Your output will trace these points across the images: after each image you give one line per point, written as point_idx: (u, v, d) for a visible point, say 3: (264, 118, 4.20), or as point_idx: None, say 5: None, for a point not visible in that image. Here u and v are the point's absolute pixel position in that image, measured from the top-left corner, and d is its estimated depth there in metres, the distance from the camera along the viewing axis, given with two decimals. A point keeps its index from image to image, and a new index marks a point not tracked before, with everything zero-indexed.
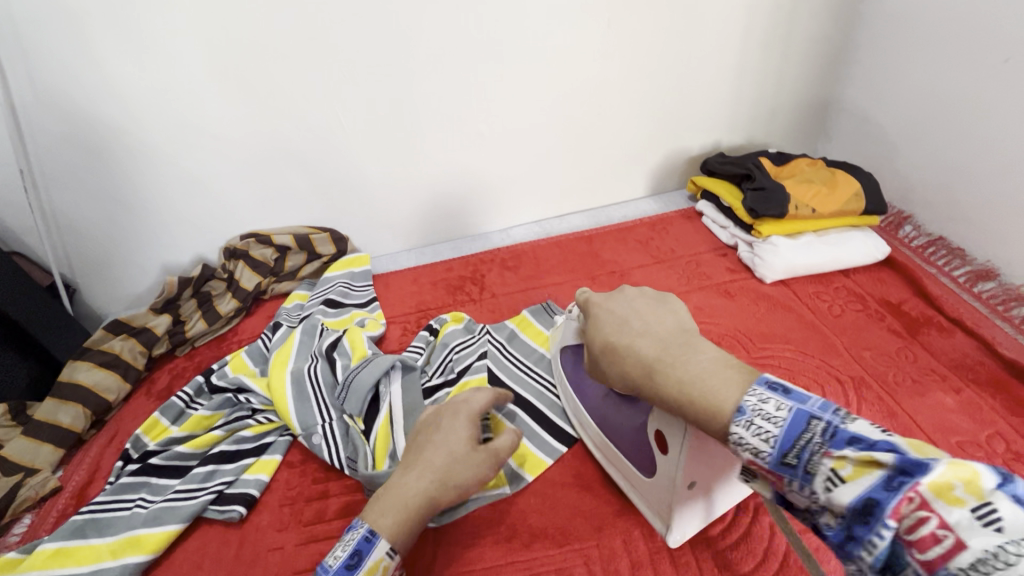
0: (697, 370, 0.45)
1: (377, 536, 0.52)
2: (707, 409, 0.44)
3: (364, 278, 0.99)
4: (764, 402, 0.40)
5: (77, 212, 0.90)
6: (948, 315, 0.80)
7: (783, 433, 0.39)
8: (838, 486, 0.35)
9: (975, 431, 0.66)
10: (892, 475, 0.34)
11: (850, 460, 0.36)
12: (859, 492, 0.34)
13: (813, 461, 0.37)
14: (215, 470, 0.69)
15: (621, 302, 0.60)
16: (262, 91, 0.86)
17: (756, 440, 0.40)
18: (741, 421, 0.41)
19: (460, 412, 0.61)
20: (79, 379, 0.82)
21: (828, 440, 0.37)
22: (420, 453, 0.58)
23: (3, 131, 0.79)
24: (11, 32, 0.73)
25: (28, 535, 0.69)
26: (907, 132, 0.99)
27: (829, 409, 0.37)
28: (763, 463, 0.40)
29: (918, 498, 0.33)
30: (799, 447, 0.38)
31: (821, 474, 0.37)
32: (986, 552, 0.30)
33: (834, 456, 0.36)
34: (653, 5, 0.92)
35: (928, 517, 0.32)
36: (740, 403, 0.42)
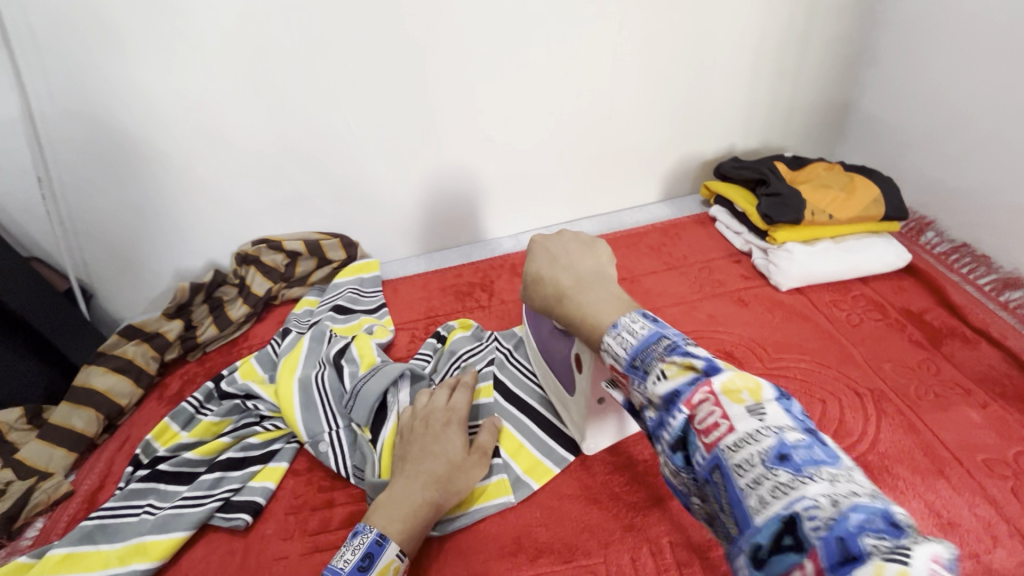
0: (633, 339, 0.46)
1: (387, 540, 0.54)
2: (633, 377, 0.45)
3: (374, 284, 0.99)
4: (689, 373, 0.41)
5: (93, 218, 0.91)
6: (972, 325, 0.77)
7: (637, 344, 0.46)
8: (660, 380, 0.42)
9: (1002, 448, 0.63)
10: (699, 376, 0.40)
11: (676, 362, 0.42)
12: (673, 387, 0.41)
13: (650, 363, 0.44)
14: (222, 477, 0.69)
15: (558, 243, 0.64)
16: (273, 98, 0.86)
17: (616, 347, 0.47)
18: (614, 334, 0.48)
19: (449, 422, 0.65)
20: (93, 383, 0.83)
21: (669, 350, 0.43)
22: (416, 462, 0.61)
23: (22, 140, 0.81)
24: (29, 43, 0.74)
25: (40, 539, 0.70)
26: (929, 134, 0.96)
27: (744, 390, 0.39)
28: (619, 367, 0.47)
29: (710, 393, 0.39)
30: (646, 354, 0.44)
31: (654, 374, 0.43)
32: (746, 434, 0.36)
33: (667, 361, 0.43)
34: (666, 7, 0.91)
35: (714, 409, 0.39)
36: (616, 321, 0.49)
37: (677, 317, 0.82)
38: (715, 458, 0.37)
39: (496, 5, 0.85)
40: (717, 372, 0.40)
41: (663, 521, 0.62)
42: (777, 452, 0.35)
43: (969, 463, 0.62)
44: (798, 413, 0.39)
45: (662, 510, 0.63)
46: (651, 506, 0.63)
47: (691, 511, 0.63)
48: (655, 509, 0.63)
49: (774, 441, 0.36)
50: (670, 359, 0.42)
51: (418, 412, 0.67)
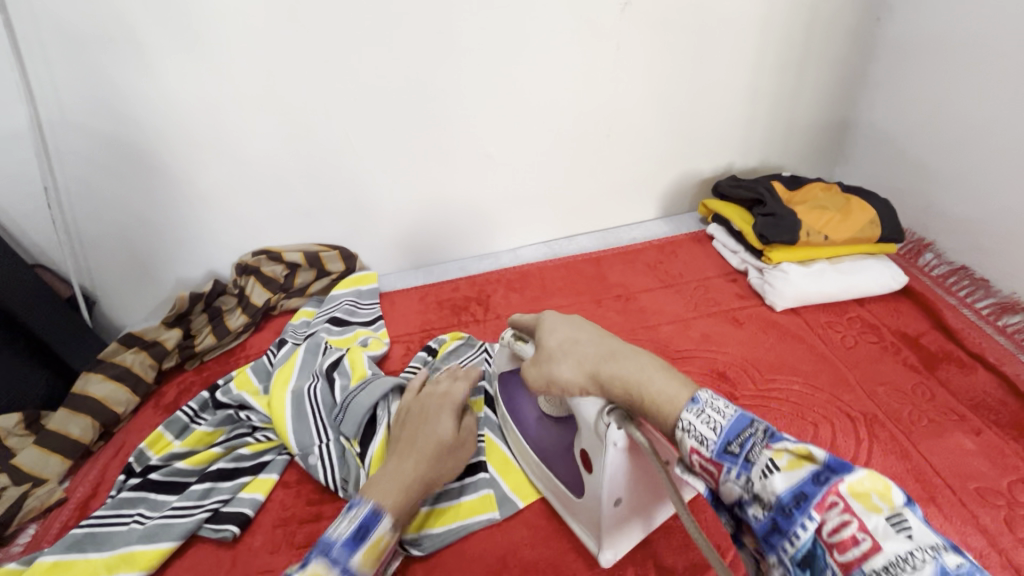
0: (720, 418, 0.45)
1: (382, 512, 0.55)
2: (726, 463, 0.44)
3: (371, 296, 0.99)
4: (804, 468, 0.41)
5: (97, 227, 0.93)
6: (969, 350, 0.76)
7: (728, 426, 0.44)
8: (774, 475, 0.41)
9: (995, 477, 0.63)
10: (821, 472, 0.40)
11: (787, 452, 0.42)
12: (793, 484, 0.40)
13: (751, 450, 0.43)
14: (211, 488, 0.69)
15: (572, 317, 0.62)
16: (277, 113, 0.88)
17: (701, 426, 0.45)
18: (692, 409, 0.47)
19: (445, 404, 0.66)
20: (90, 391, 0.84)
21: (767, 439, 0.44)
22: (412, 440, 0.62)
23: (30, 149, 0.83)
24: (39, 55, 0.76)
25: (31, 545, 0.71)
26: (928, 156, 0.96)
27: (875, 495, 0.39)
28: (705, 453, 0.45)
29: (839, 497, 0.39)
30: (743, 438, 0.44)
31: (759, 464, 0.42)
32: (895, 555, 0.36)
33: (773, 449, 0.42)
34: (665, 27, 0.92)
35: (849, 520, 0.38)
36: (695, 394, 0.48)
37: (671, 335, 0.82)
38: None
39: (497, 24, 0.86)
40: (841, 469, 0.40)
41: (650, 543, 0.62)
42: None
43: (962, 493, 0.61)
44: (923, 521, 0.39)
45: (650, 533, 0.62)
46: (638, 528, 0.63)
47: (678, 537, 0.62)
48: (642, 531, 0.63)
49: (933, 567, 0.35)
50: (775, 448, 0.43)
51: (418, 395, 0.69)
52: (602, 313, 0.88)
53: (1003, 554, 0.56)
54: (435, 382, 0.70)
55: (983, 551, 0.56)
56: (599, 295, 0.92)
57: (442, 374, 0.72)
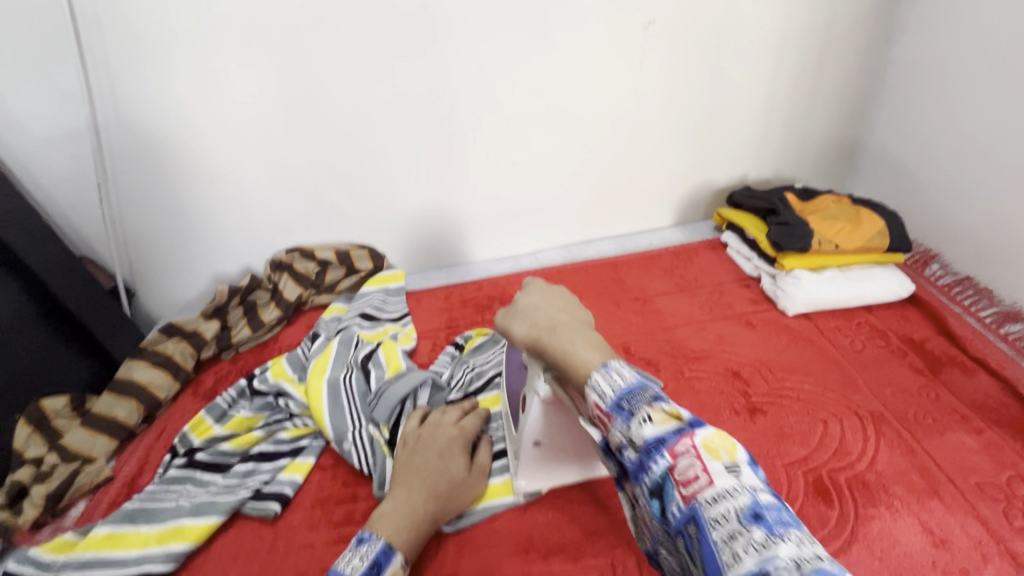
0: (619, 381, 0.47)
1: (394, 551, 0.57)
2: (616, 416, 0.45)
3: (398, 294, 1.04)
4: (673, 422, 0.43)
5: (142, 223, 0.98)
6: (972, 355, 0.80)
7: (624, 388, 0.46)
8: (645, 424, 0.43)
9: (996, 473, 0.66)
10: (683, 426, 0.43)
11: (661, 409, 0.44)
12: (658, 433, 0.43)
13: (637, 406, 0.45)
14: (254, 468, 0.74)
15: (556, 291, 0.65)
16: (316, 119, 0.93)
17: (603, 385, 0.47)
18: (602, 372, 0.49)
19: (456, 441, 0.68)
20: (134, 376, 0.89)
21: (653, 399, 0.45)
22: (420, 473, 0.64)
23: (87, 148, 0.88)
24: (101, 61, 0.82)
25: (82, 519, 0.75)
26: (936, 170, 0.99)
27: (722, 448, 0.42)
28: (602, 406, 0.47)
29: (690, 445, 0.42)
30: (632, 399, 0.45)
31: (639, 418, 0.44)
32: (724, 489, 0.39)
33: (655, 408, 0.44)
34: (685, 44, 0.97)
35: (694, 462, 0.41)
36: (606, 361, 0.50)
37: (686, 336, 0.86)
38: (692, 509, 0.40)
39: (525, 38, 0.91)
40: (700, 425, 0.43)
41: None
42: (752, 511, 0.38)
43: (963, 486, 0.65)
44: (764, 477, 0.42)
45: None
46: None
47: None
48: None
49: (749, 501, 0.38)
50: (656, 405, 0.44)
51: (428, 423, 0.70)
52: (621, 314, 0.92)
53: (1001, 542, 0.60)
54: (443, 412, 0.72)
55: (983, 540, 0.60)
56: (617, 297, 0.96)
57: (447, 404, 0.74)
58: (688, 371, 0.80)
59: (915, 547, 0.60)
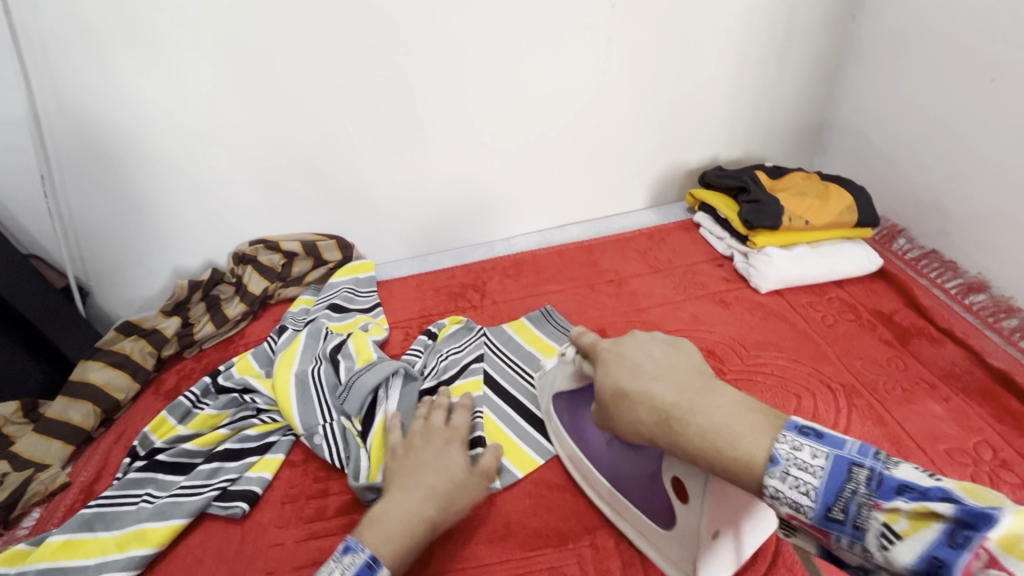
0: (814, 477, 0.40)
1: (378, 564, 0.52)
2: (833, 529, 0.39)
3: (369, 284, 1.01)
4: (929, 525, 0.34)
5: (92, 217, 0.93)
6: (938, 325, 0.82)
7: (822, 486, 0.39)
8: (891, 541, 0.35)
9: (963, 439, 0.67)
10: (947, 526, 0.33)
11: (900, 510, 0.35)
12: (918, 550, 0.34)
13: (860, 514, 0.37)
14: (219, 467, 0.71)
15: (635, 344, 0.59)
16: (274, 103, 0.89)
17: (794, 495, 0.40)
18: (776, 473, 0.42)
19: (449, 443, 0.65)
20: (90, 377, 0.84)
21: (873, 490, 0.37)
22: (414, 476, 0.60)
23: (27, 138, 0.83)
24: (36, 44, 0.76)
25: (37, 528, 0.71)
26: (901, 146, 1.01)
27: None
28: (805, 520, 0.40)
29: (982, 551, 0.32)
30: (842, 501, 0.38)
31: (873, 529, 0.36)
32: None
33: (884, 509, 0.36)
34: (654, 21, 0.95)
35: (998, 575, 0.31)
36: (773, 452, 0.42)
37: (661, 317, 0.86)
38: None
39: (490, 16, 0.88)
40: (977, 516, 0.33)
41: None
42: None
43: (933, 453, 0.66)
44: None
45: None
46: None
47: None
48: None
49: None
50: (884, 504, 0.36)
51: (416, 429, 0.67)
52: (596, 298, 0.91)
53: None
54: (428, 415, 0.69)
55: None
56: (592, 281, 0.95)
57: (427, 405, 0.70)
58: None
59: None
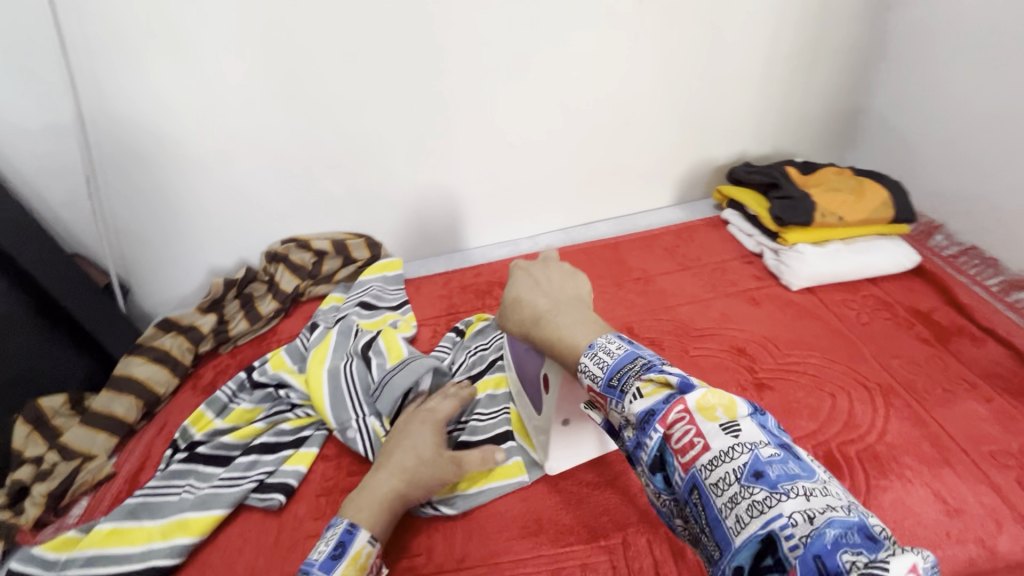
0: (608, 359, 0.51)
1: (357, 528, 0.58)
2: (610, 396, 0.49)
3: (397, 282, 1.02)
4: (663, 390, 0.45)
5: (133, 218, 0.96)
6: (980, 324, 0.79)
7: (613, 363, 0.50)
8: (636, 399, 0.46)
9: (1007, 441, 0.66)
10: (673, 394, 0.44)
11: (650, 379, 0.46)
12: (648, 405, 0.45)
13: (627, 382, 0.47)
14: (256, 460, 0.73)
15: (544, 268, 0.69)
16: (305, 104, 0.91)
17: (594, 367, 0.51)
18: (589, 352, 0.53)
19: (426, 423, 0.69)
20: (133, 372, 0.88)
21: (642, 370, 0.47)
22: (388, 456, 0.66)
23: (73, 142, 0.86)
24: (83, 52, 0.79)
25: (85, 516, 0.74)
26: (938, 140, 0.98)
27: (717, 407, 0.43)
28: (597, 387, 0.50)
29: (684, 411, 0.43)
30: (622, 373, 0.48)
31: (630, 393, 0.46)
32: (720, 451, 0.41)
33: (643, 379, 0.46)
34: (682, 17, 0.95)
35: (688, 427, 0.43)
36: (592, 341, 0.54)
37: (690, 315, 0.85)
38: (693, 475, 0.41)
39: (518, 15, 0.89)
40: (690, 389, 0.44)
41: None
42: (753, 468, 0.39)
43: (976, 455, 0.64)
44: (771, 429, 0.43)
45: None
46: None
47: None
48: None
49: (749, 459, 0.40)
50: (644, 377, 0.46)
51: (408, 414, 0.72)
52: (622, 295, 0.90)
53: (1016, 510, 0.59)
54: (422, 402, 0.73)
55: (996, 507, 0.60)
56: (618, 278, 0.95)
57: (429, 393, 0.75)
58: (693, 349, 0.79)
59: (929, 516, 0.59)
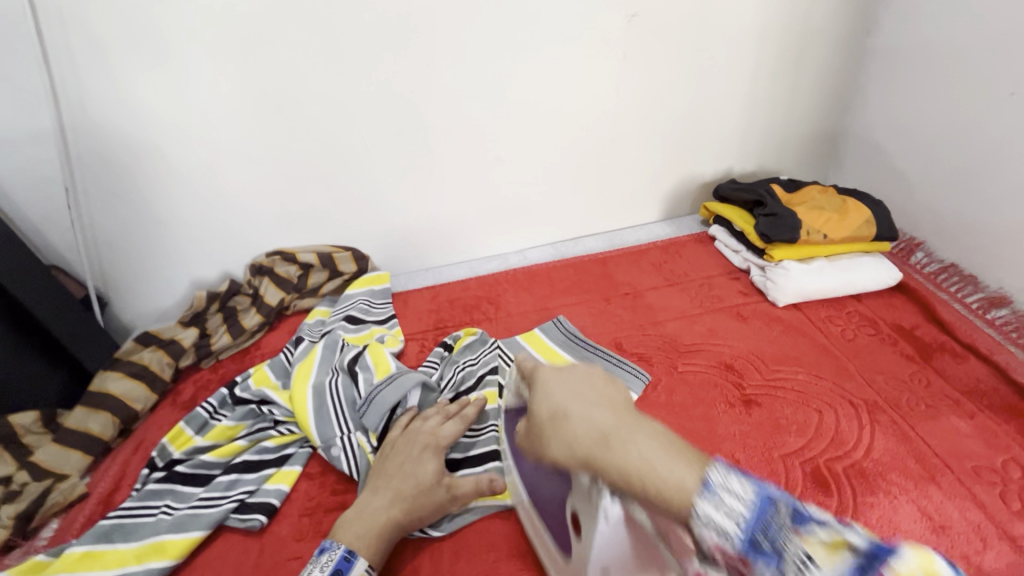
0: (738, 505, 0.37)
1: (355, 555, 0.57)
2: (756, 560, 0.36)
3: (385, 295, 1.01)
4: (841, 554, 0.34)
5: (114, 228, 0.94)
6: (961, 341, 0.81)
7: (751, 516, 0.37)
8: (809, 570, 0.34)
9: (990, 457, 0.66)
10: (864, 561, 0.33)
11: (818, 537, 0.35)
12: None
13: (781, 540, 0.35)
14: (237, 479, 0.71)
15: (576, 375, 0.56)
16: (295, 116, 0.90)
17: (724, 519, 0.37)
18: (707, 498, 0.38)
19: (427, 448, 0.67)
20: (109, 388, 0.85)
21: (794, 521, 0.36)
22: (387, 479, 0.64)
23: (53, 152, 0.84)
24: (67, 60, 0.78)
25: (55, 539, 0.71)
26: (917, 160, 1.01)
27: (929, 574, 0.33)
28: (730, 549, 0.36)
29: None
30: (768, 529, 0.36)
31: (793, 558, 0.35)
32: None
33: (804, 538, 0.35)
34: (670, 37, 0.97)
35: None
36: (706, 479, 0.39)
37: (678, 330, 0.85)
38: None
39: (508, 32, 0.90)
40: (889, 550, 0.34)
41: None
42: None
43: (960, 470, 0.65)
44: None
45: None
46: None
47: None
48: None
49: None
50: (807, 534, 0.35)
51: (405, 430, 0.70)
52: (612, 310, 0.90)
53: (1000, 526, 0.60)
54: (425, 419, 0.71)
55: (982, 524, 0.60)
56: (607, 293, 0.95)
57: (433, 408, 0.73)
58: (681, 365, 0.79)
59: (916, 533, 0.59)
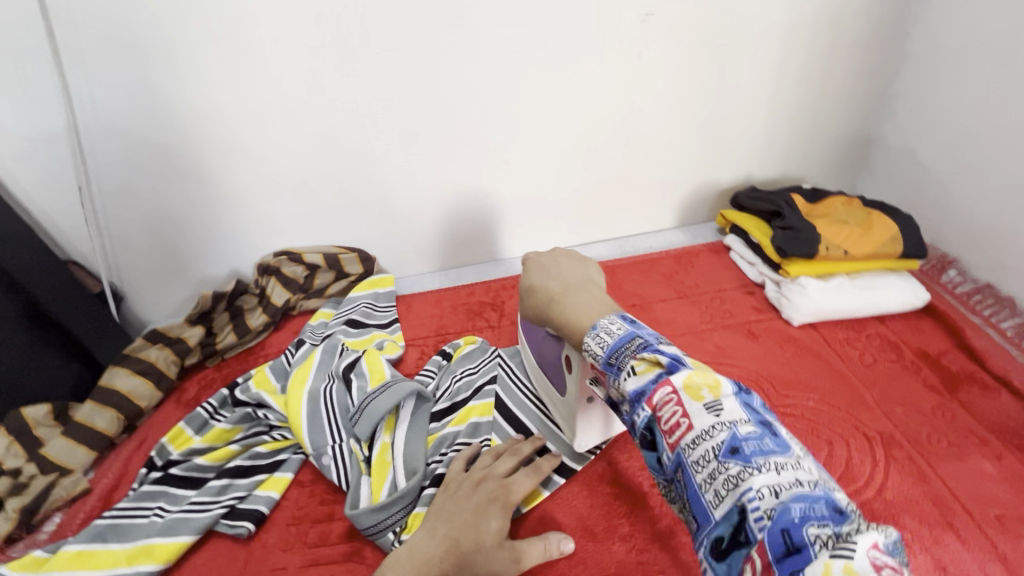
0: (610, 338, 0.49)
1: None
2: (609, 373, 0.47)
3: (388, 299, 1.00)
4: (654, 369, 0.44)
5: (127, 226, 0.95)
6: (993, 372, 0.75)
7: (613, 343, 0.48)
8: (629, 376, 0.45)
9: (1016, 504, 0.62)
10: (662, 373, 0.43)
11: (645, 359, 0.45)
12: (641, 383, 0.44)
13: (623, 360, 0.46)
14: (229, 484, 0.71)
15: (553, 257, 0.71)
16: (301, 119, 0.90)
17: (596, 346, 0.50)
18: (592, 334, 0.51)
19: (495, 500, 0.61)
20: (117, 384, 0.86)
21: (640, 349, 0.46)
22: (446, 523, 0.58)
23: (66, 152, 0.86)
24: (77, 60, 0.79)
25: (56, 533, 0.74)
26: (954, 173, 0.94)
27: (705, 387, 0.42)
28: (598, 364, 0.49)
29: (673, 392, 0.42)
30: (620, 353, 0.47)
31: (625, 370, 0.45)
32: (703, 430, 0.39)
33: (639, 358, 0.45)
34: (688, 37, 0.92)
35: (676, 408, 0.41)
36: (595, 321, 0.53)
37: (685, 345, 0.81)
38: (678, 456, 0.40)
39: (517, 35, 0.87)
40: (679, 369, 0.43)
41: (659, 559, 0.61)
42: (730, 445, 0.38)
43: (981, 518, 0.60)
44: (757, 407, 0.42)
45: (660, 548, 0.62)
46: (649, 542, 0.63)
47: (688, 553, 0.62)
48: (653, 546, 0.62)
49: (728, 436, 0.39)
50: (640, 356, 0.45)
51: (474, 471, 0.65)
52: None
53: None
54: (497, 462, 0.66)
55: None
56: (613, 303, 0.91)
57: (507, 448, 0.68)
58: None
59: None
